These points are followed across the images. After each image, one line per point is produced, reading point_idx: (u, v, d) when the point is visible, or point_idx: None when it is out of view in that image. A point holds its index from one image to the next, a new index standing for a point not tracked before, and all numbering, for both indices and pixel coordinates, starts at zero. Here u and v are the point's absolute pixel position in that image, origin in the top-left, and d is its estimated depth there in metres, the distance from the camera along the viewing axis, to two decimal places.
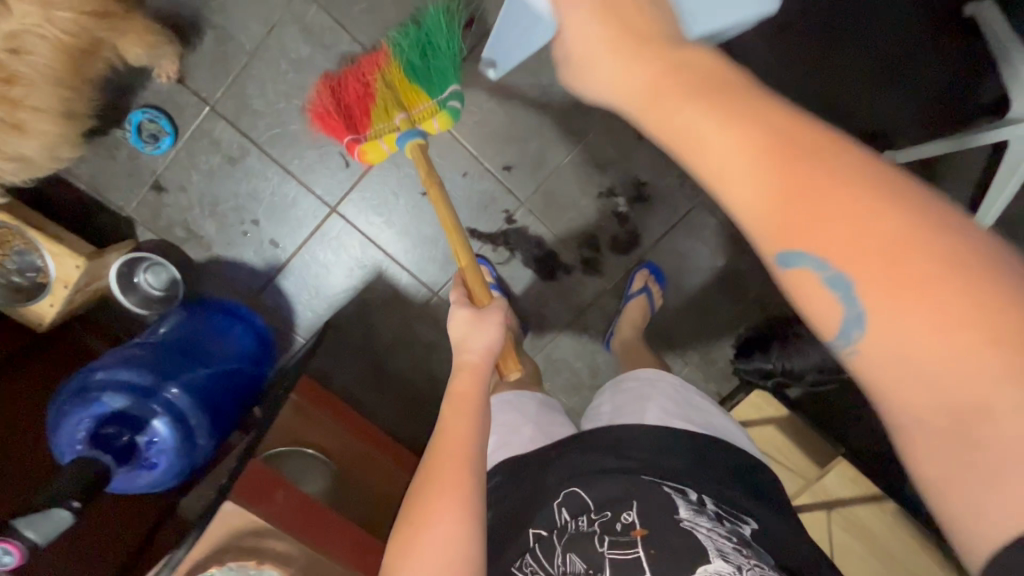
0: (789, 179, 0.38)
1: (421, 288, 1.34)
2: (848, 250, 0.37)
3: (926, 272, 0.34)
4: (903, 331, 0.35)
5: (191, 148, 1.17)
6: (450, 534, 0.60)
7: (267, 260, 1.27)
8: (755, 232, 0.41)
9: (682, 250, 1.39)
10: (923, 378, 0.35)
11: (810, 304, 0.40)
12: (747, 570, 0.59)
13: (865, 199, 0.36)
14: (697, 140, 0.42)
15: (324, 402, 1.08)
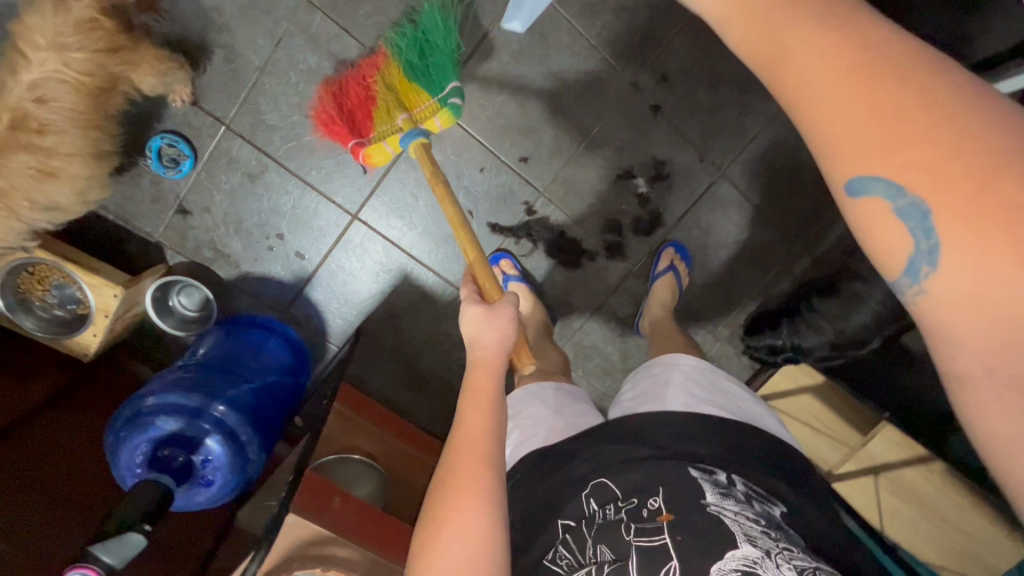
0: (873, 101, 0.38)
1: (447, 287, 1.35)
2: (930, 178, 0.37)
3: (1015, 201, 0.34)
4: (974, 264, 0.36)
5: (211, 168, 1.18)
6: (472, 528, 0.60)
7: (295, 272, 1.28)
8: (830, 166, 0.41)
9: (706, 226, 1.37)
10: (990, 310, 0.36)
11: (879, 234, 0.41)
12: (777, 553, 0.58)
13: (958, 125, 0.36)
14: (782, 75, 0.42)
15: (362, 409, 1.08)
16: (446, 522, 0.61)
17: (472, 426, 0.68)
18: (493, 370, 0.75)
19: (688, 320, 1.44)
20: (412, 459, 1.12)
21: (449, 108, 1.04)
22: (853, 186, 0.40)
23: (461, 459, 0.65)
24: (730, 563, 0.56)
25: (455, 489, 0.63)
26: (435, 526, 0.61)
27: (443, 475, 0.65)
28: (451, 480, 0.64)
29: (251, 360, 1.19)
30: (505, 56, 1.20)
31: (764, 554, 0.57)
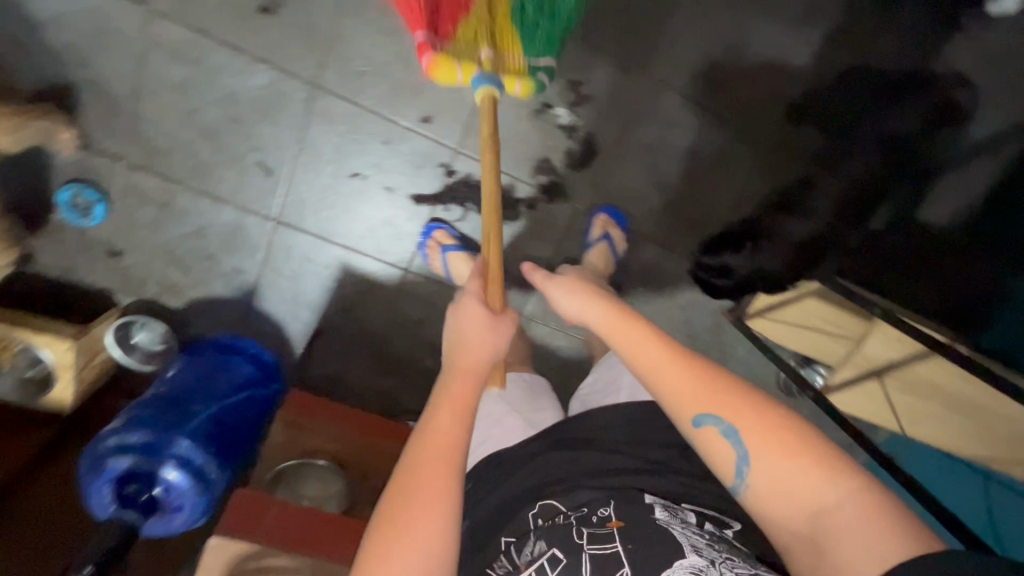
0: (688, 372, 0.65)
1: (391, 269, 1.31)
2: (736, 416, 0.61)
3: (778, 427, 0.60)
4: (778, 467, 0.58)
5: (125, 206, 1.18)
6: (423, 554, 0.59)
7: (239, 288, 1.29)
8: (672, 400, 0.65)
9: (648, 141, 1.24)
10: (794, 495, 0.57)
11: (714, 455, 0.61)
12: (720, 562, 0.61)
13: (735, 393, 0.63)
14: (623, 344, 0.71)
15: (314, 411, 1.07)
16: (398, 538, 0.60)
17: (443, 432, 0.67)
18: (473, 378, 0.73)
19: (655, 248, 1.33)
20: (378, 450, 1.10)
21: (534, 83, 1.02)
22: (696, 418, 0.63)
23: (428, 467, 0.64)
24: (679, 570, 0.59)
25: (419, 502, 0.62)
26: (389, 541, 0.60)
27: (406, 480, 0.64)
28: (411, 488, 0.63)
29: (220, 381, 1.21)
30: (373, 9, 1.10)
31: (709, 562, 0.60)
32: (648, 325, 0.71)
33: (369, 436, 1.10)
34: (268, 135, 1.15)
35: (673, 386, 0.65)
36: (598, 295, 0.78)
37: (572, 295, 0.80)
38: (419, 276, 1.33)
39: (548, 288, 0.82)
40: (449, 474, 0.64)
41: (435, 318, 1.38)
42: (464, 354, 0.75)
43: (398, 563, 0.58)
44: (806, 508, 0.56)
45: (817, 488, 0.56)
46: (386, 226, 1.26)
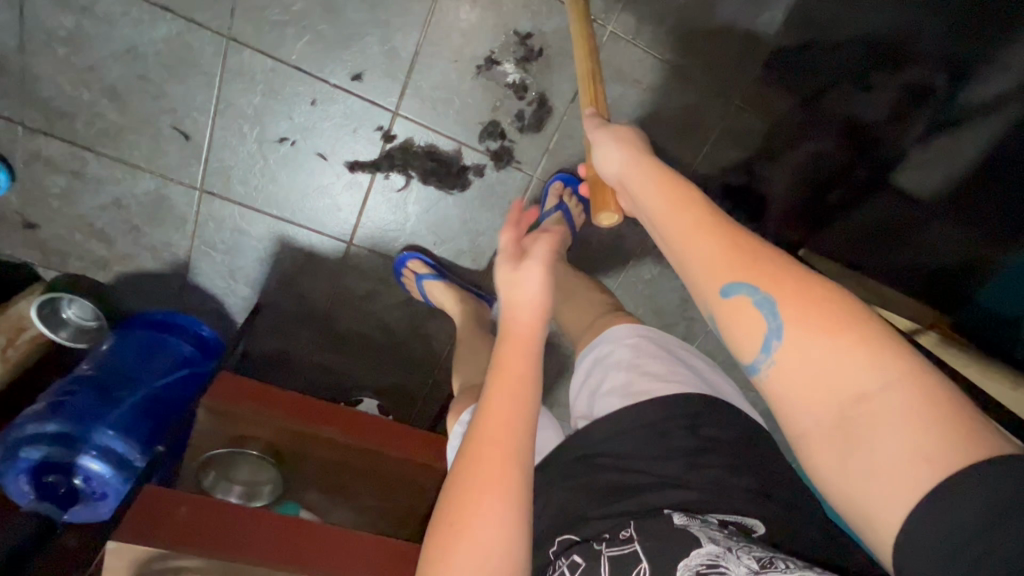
0: (725, 238, 0.56)
1: (332, 242, 1.22)
2: (773, 286, 0.52)
3: (824, 296, 0.50)
4: (815, 347, 0.48)
5: (32, 174, 1.08)
6: (492, 541, 0.55)
7: (169, 261, 1.21)
8: (698, 270, 0.57)
9: (609, 102, 1.12)
10: (830, 379, 0.47)
11: (738, 328, 0.53)
12: (737, 549, 0.59)
13: (779, 264, 0.53)
14: (655, 206, 0.64)
15: (241, 395, 1.01)
16: (468, 528, 0.55)
17: (501, 411, 0.61)
18: (529, 344, 0.67)
19: None
20: (310, 437, 1.05)
21: None
22: (724, 286, 0.54)
23: (485, 451, 0.59)
24: (696, 559, 0.57)
25: (478, 477, 0.57)
26: (454, 534, 0.56)
27: (463, 473, 0.58)
28: (470, 475, 0.58)
29: (153, 363, 1.15)
30: None
31: (725, 549, 0.58)
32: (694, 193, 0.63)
33: (306, 422, 1.05)
34: (181, 95, 1.03)
35: (704, 252, 0.56)
36: (643, 152, 0.73)
37: (619, 146, 0.75)
38: (363, 249, 1.24)
39: (598, 134, 0.79)
40: (513, 454, 0.59)
41: (383, 291, 1.31)
42: (517, 320, 0.69)
43: (466, 560, 0.54)
44: (838, 393, 0.47)
45: (864, 372, 0.46)
46: (321, 196, 1.16)
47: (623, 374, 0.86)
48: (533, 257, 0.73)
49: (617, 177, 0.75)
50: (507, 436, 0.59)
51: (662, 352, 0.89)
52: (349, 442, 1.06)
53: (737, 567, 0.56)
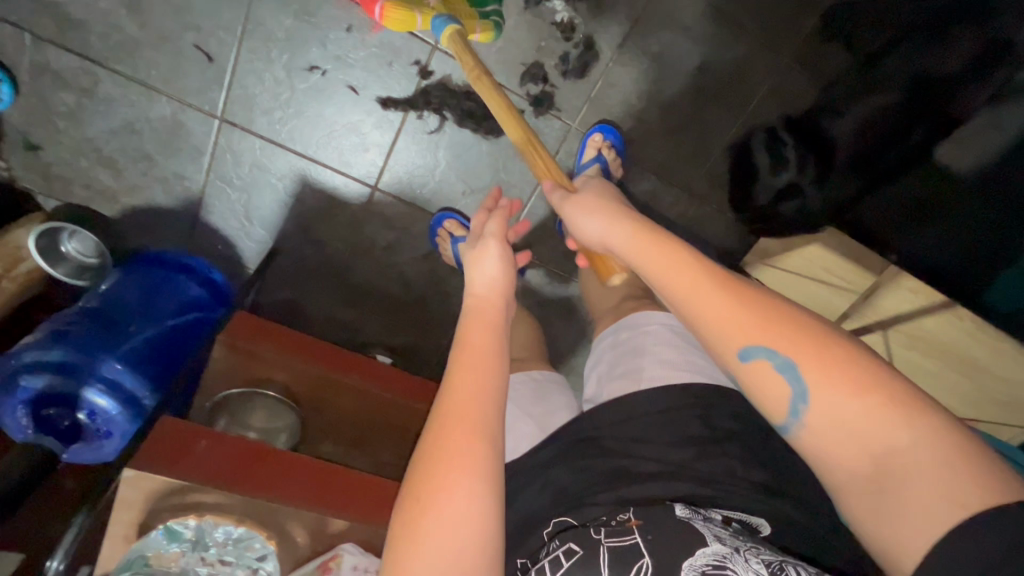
0: (734, 298, 0.55)
1: (355, 185, 1.16)
2: (787, 346, 0.52)
3: (838, 354, 0.50)
4: (839, 407, 0.49)
5: (38, 89, 1.00)
6: (460, 515, 0.55)
7: (182, 196, 1.14)
8: (713, 333, 0.55)
9: (656, 51, 1.08)
10: (857, 438, 0.49)
11: (763, 390, 0.53)
12: (745, 550, 0.57)
13: (791, 324, 0.53)
14: (650, 255, 0.60)
15: (260, 334, 0.96)
16: (434, 504, 0.56)
17: (462, 393, 0.62)
18: (493, 321, 0.70)
19: (654, 177, 1.18)
20: (332, 382, 1.00)
21: None
22: (744, 353, 0.53)
23: (450, 429, 0.59)
24: (703, 558, 0.55)
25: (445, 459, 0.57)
26: (419, 509, 0.56)
27: (428, 452, 0.59)
28: (436, 454, 0.59)
29: (161, 303, 1.07)
30: None
31: (732, 550, 0.57)
32: (686, 251, 0.59)
33: (328, 367, 1.00)
34: (207, 10, 0.97)
35: (718, 315, 0.55)
36: (623, 212, 0.65)
37: (595, 215, 0.67)
38: (388, 195, 1.18)
39: (564, 208, 0.71)
40: (479, 428, 0.60)
41: (405, 244, 1.25)
42: (478, 307, 0.70)
43: (436, 533, 0.54)
44: (869, 451, 0.48)
45: (883, 430, 0.47)
46: (348, 133, 1.10)
47: (636, 361, 0.87)
48: (492, 238, 0.75)
49: (603, 246, 0.68)
50: (471, 413, 0.60)
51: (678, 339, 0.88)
52: (373, 391, 1.02)
53: (746, 571, 0.54)
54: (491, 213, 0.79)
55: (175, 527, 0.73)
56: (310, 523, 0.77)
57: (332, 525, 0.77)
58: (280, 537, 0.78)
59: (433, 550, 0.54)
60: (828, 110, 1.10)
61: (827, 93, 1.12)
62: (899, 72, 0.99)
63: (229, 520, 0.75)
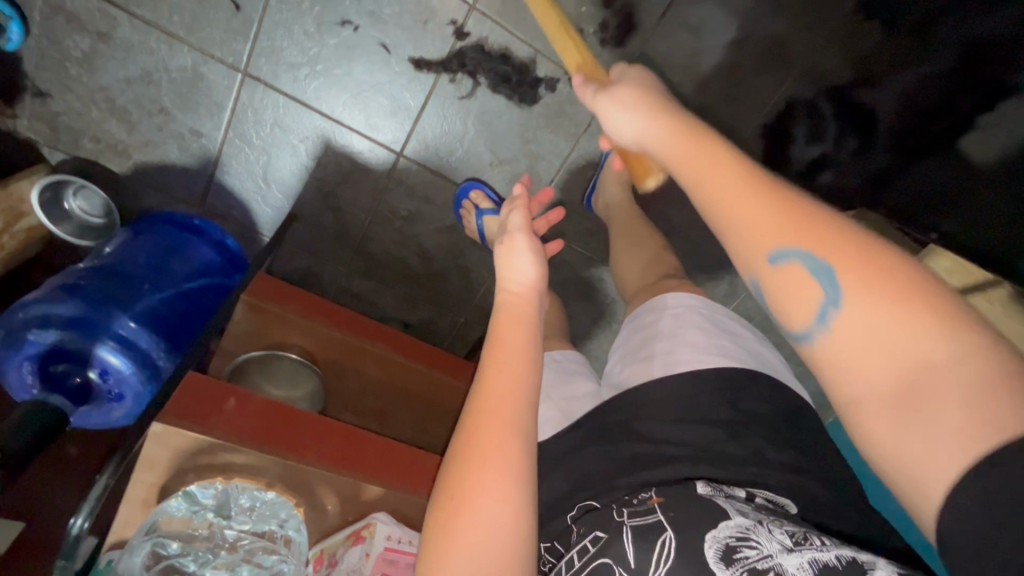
0: (779, 202, 0.46)
1: (380, 151, 1.12)
2: (830, 249, 0.42)
3: (892, 263, 0.41)
4: (878, 317, 0.40)
5: (51, 31, 0.94)
6: (496, 514, 0.51)
7: (197, 155, 1.08)
8: (738, 237, 0.47)
9: (696, 22, 1.07)
10: (890, 349, 0.39)
11: (786, 299, 0.45)
12: (768, 521, 0.54)
13: (844, 229, 0.43)
14: (687, 162, 0.52)
15: (284, 295, 0.93)
16: (466, 501, 0.52)
17: (495, 388, 0.58)
18: (528, 317, 0.65)
19: None
20: (356, 348, 0.97)
21: None
22: (773, 253, 0.45)
23: (480, 424, 0.55)
24: (726, 530, 0.52)
25: (480, 455, 0.53)
26: (453, 509, 0.52)
27: (460, 445, 0.55)
28: (465, 448, 0.55)
29: (174, 266, 1.02)
30: None
31: (756, 522, 0.53)
32: (729, 147, 0.51)
33: (352, 333, 0.96)
34: None
35: (751, 214, 0.46)
36: (663, 111, 0.59)
37: (631, 112, 0.62)
38: (413, 163, 1.14)
39: (599, 105, 0.66)
40: (510, 428, 0.55)
41: (426, 215, 1.22)
42: (512, 303, 0.66)
43: (465, 534, 0.50)
44: (899, 361, 0.39)
45: (924, 342, 0.38)
46: (377, 94, 1.06)
47: (661, 345, 0.79)
48: (519, 230, 0.71)
49: (638, 148, 0.61)
50: (504, 407, 0.56)
51: (710, 325, 0.79)
52: (401, 359, 0.99)
53: (769, 542, 0.51)
54: (512, 205, 0.76)
55: (202, 489, 0.68)
56: (342, 489, 0.73)
57: (365, 492, 0.74)
58: (309, 505, 0.74)
59: (462, 549, 0.50)
60: (870, 78, 1.06)
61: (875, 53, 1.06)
62: (947, 37, 0.99)
63: (258, 483, 0.70)
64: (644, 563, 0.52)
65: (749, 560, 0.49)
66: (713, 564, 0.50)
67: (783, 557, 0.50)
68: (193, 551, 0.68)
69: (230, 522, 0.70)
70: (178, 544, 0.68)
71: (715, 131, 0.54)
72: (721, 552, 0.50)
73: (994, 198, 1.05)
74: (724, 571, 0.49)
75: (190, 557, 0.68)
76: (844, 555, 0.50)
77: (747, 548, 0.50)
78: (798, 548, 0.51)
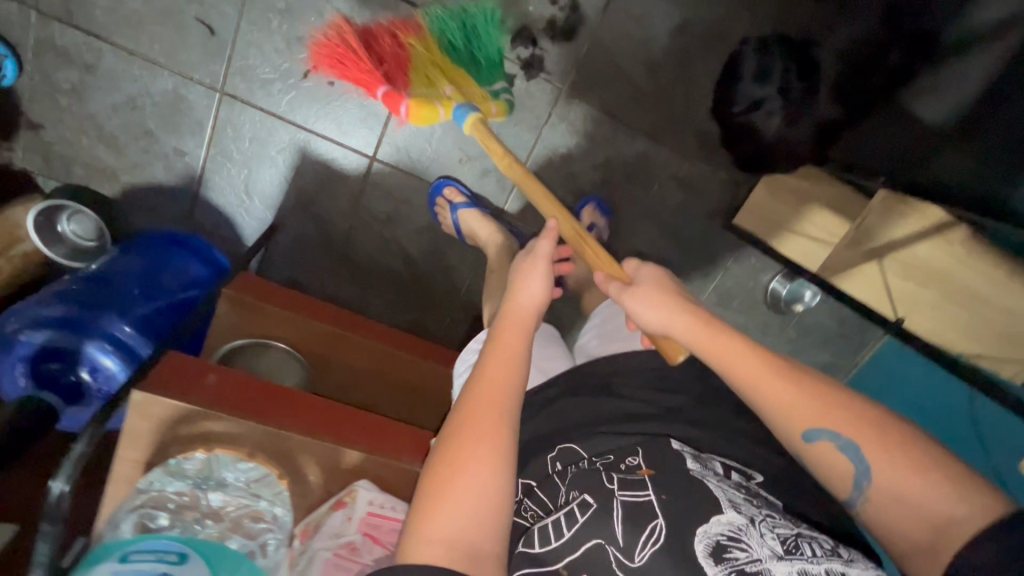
0: (801, 385, 0.61)
1: (354, 157, 1.18)
2: (850, 427, 0.58)
3: (899, 436, 0.57)
4: (897, 478, 0.55)
5: (44, 67, 1.03)
6: (484, 480, 0.57)
7: (181, 173, 1.15)
8: (776, 415, 0.61)
9: (639, 13, 1.15)
10: (915, 507, 0.54)
11: (829, 470, 0.59)
12: (761, 520, 0.57)
13: (857, 411, 0.59)
14: (713, 345, 0.66)
15: (267, 291, 0.97)
16: (463, 468, 0.57)
17: (493, 379, 0.65)
18: (523, 325, 0.73)
19: (646, 139, 1.25)
20: (340, 338, 0.99)
21: None
22: (808, 433, 0.59)
23: (478, 407, 0.62)
24: (717, 527, 0.54)
25: (476, 430, 0.60)
26: (449, 473, 0.58)
27: (458, 422, 0.61)
28: (464, 426, 0.61)
29: (166, 278, 1.06)
30: None
31: (748, 521, 0.55)
32: (740, 337, 0.66)
33: (335, 324, 0.99)
34: None
35: (781, 397, 0.61)
36: (685, 305, 0.70)
37: (654, 307, 0.71)
38: (387, 165, 1.20)
39: (624, 300, 0.74)
40: (503, 410, 0.63)
41: (404, 217, 1.26)
42: (514, 311, 0.74)
43: (458, 496, 0.56)
44: (931, 521, 0.53)
45: (940, 502, 0.53)
46: (347, 103, 1.13)
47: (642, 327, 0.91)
48: (542, 257, 0.79)
49: (663, 334, 0.72)
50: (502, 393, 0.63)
51: None
52: (383, 347, 1.01)
53: (760, 547, 0.54)
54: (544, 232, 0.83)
55: (184, 463, 0.70)
56: (322, 457, 0.74)
57: (346, 458, 0.75)
58: (293, 477, 0.75)
59: (455, 509, 0.55)
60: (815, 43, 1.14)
61: (825, 23, 1.14)
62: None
63: (240, 453, 0.72)
64: (633, 541, 0.55)
65: (737, 561, 0.52)
66: (703, 560, 0.53)
67: (772, 564, 0.53)
68: (181, 523, 0.69)
69: (219, 491, 0.72)
70: (167, 517, 0.69)
71: (722, 321, 0.69)
72: (712, 548, 0.53)
73: (956, 156, 0.96)
74: (713, 567, 0.52)
75: (177, 529, 0.68)
76: (834, 568, 0.54)
77: (738, 550, 0.53)
78: (789, 556, 0.53)
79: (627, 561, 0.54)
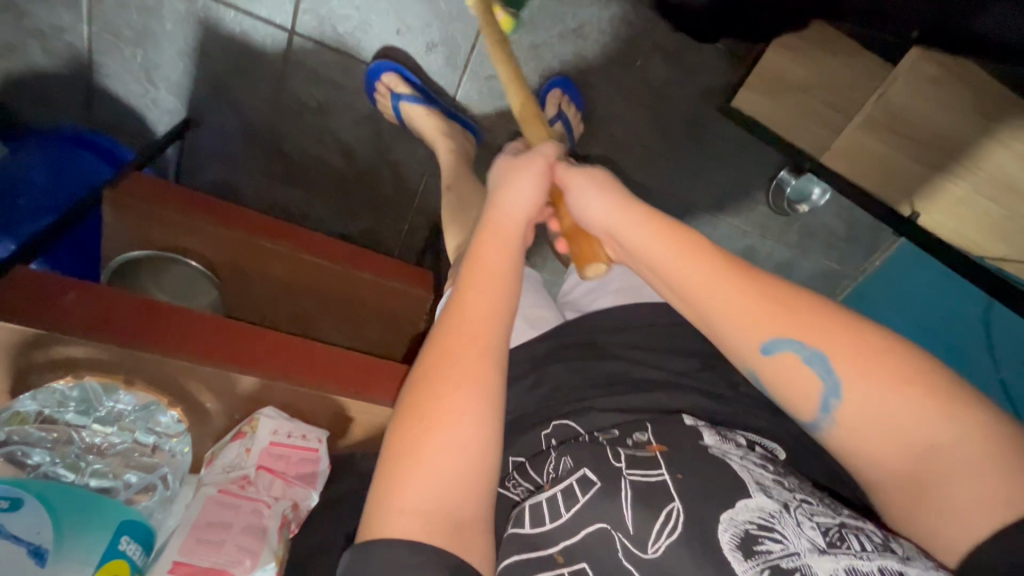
0: (770, 298, 0.53)
1: (267, 29, 0.98)
2: (821, 339, 0.50)
3: (881, 353, 0.49)
4: (874, 398, 0.48)
5: None
6: (468, 436, 0.47)
7: (65, 56, 0.98)
8: (732, 326, 0.54)
9: None
10: (895, 432, 0.47)
11: (793, 387, 0.52)
12: (800, 505, 0.47)
13: (844, 329, 0.50)
14: (657, 246, 0.57)
15: (161, 194, 0.83)
16: (443, 421, 0.47)
17: (476, 311, 0.53)
18: (512, 248, 0.58)
19: None
20: (251, 246, 0.87)
21: None
22: (767, 343, 0.52)
23: (457, 346, 0.51)
24: (744, 514, 0.45)
25: (452, 375, 0.49)
26: (423, 429, 0.47)
27: (433, 363, 0.50)
28: (441, 370, 0.50)
29: (68, 180, 0.93)
30: None
31: (782, 508, 0.46)
32: (699, 239, 0.57)
33: (247, 229, 0.86)
34: None
35: (743, 305, 0.53)
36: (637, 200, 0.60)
37: (605, 195, 0.61)
38: (309, 40, 0.99)
39: (572, 180, 0.63)
40: (489, 351, 0.51)
41: (338, 107, 1.07)
42: (499, 226, 0.58)
43: (441, 455, 0.46)
44: (907, 441, 0.47)
45: (926, 424, 0.46)
46: None
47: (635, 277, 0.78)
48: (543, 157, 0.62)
49: (606, 233, 0.62)
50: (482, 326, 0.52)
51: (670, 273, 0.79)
52: (306, 257, 0.88)
53: (796, 538, 0.44)
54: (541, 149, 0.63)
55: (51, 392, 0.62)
56: (214, 384, 0.66)
57: (241, 385, 0.66)
58: (188, 405, 0.67)
59: (433, 469, 0.46)
60: None
61: None
62: None
63: (116, 380, 0.64)
64: (645, 530, 0.46)
65: (770, 554, 0.43)
66: (730, 553, 0.44)
67: (812, 558, 0.43)
68: (63, 456, 0.62)
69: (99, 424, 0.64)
70: (43, 454, 0.62)
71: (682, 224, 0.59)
72: (739, 539, 0.44)
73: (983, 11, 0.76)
74: (742, 563, 0.43)
75: (60, 463, 0.62)
76: (889, 567, 0.43)
77: (770, 541, 0.44)
78: (832, 550, 0.43)
79: (638, 552, 0.45)
